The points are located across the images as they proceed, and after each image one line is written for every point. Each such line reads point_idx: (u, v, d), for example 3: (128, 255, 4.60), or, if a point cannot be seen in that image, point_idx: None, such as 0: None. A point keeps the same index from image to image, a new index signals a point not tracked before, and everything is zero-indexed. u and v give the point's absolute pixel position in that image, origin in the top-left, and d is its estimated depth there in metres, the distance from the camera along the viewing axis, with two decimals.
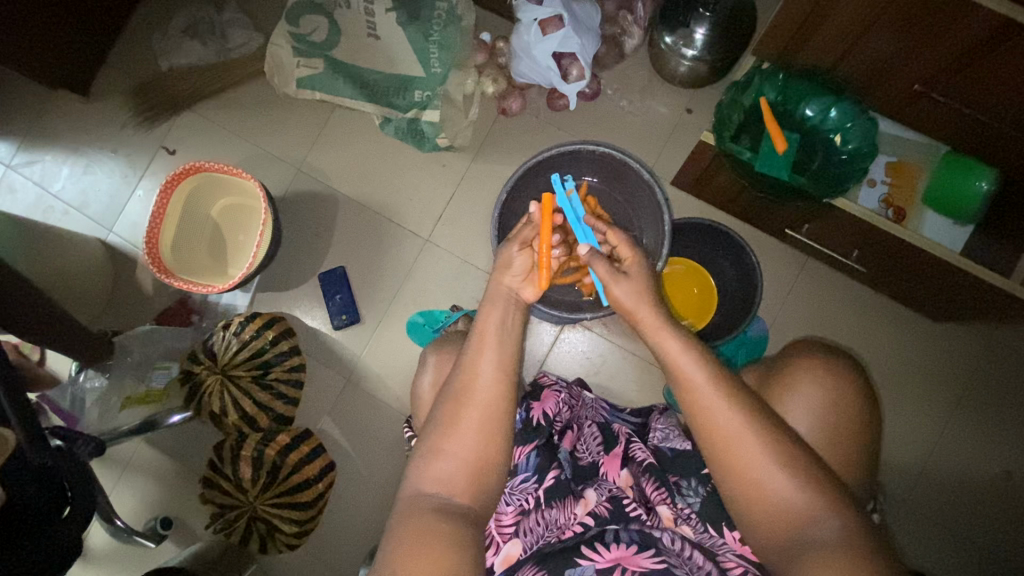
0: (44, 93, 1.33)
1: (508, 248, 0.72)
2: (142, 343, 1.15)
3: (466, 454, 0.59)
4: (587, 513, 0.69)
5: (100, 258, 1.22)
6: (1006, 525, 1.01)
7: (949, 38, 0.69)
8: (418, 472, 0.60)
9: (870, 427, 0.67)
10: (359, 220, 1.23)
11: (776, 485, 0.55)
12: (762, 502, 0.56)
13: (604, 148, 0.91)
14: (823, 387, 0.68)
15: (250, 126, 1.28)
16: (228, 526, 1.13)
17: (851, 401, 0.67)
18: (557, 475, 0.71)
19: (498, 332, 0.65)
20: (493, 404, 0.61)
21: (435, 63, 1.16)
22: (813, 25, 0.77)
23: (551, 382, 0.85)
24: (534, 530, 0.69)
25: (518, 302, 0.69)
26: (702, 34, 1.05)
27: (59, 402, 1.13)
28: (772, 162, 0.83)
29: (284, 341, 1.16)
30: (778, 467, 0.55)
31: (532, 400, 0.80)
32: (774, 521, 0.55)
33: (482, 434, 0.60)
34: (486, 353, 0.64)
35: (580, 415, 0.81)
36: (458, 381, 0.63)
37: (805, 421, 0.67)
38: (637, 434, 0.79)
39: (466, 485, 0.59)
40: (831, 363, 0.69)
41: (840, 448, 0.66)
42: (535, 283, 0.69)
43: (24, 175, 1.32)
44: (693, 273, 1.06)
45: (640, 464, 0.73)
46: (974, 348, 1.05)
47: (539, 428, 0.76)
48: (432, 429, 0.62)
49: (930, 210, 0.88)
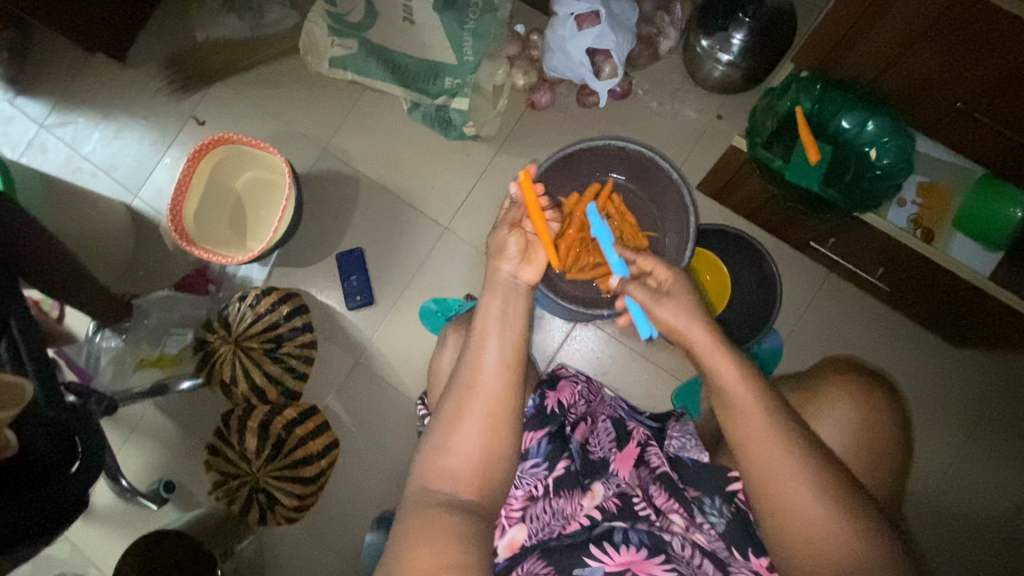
0: (83, 57, 1.36)
1: (499, 231, 0.70)
2: (161, 307, 1.16)
3: (473, 451, 0.60)
4: (595, 506, 0.69)
5: (124, 221, 1.24)
6: (1013, 561, 0.98)
7: (995, 57, 0.67)
8: (425, 467, 0.60)
9: (893, 445, 0.67)
10: (381, 203, 1.24)
11: (812, 512, 0.54)
12: (797, 534, 0.54)
13: (634, 145, 0.90)
14: (840, 402, 0.67)
15: (280, 103, 1.29)
16: (231, 494, 1.14)
17: (878, 417, 0.67)
18: (568, 465, 0.71)
19: (499, 322, 0.65)
20: (496, 396, 0.61)
21: (467, 51, 1.15)
22: (860, 34, 0.74)
23: (569, 374, 0.85)
24: (541, 516, 0.69)
25: (519, 292, 0.68)
26: (740, 40, 1.05)
27: (74, 357, 1.14)
28: (803, 173, 0.82)
29: (298, 317, 1.17)
30: (823, 506, 0.54)
31: (548, 388, 0.79)
32: (812, 552, 0.54)
33: (487, 428, 0.60)
34: (488, 343, 0.64)
35: (597, 410, 0.80)
36: (463, 373, 0.63)
37: (834, 433, 0.67)
38: (654, 438, 0.77)
39: (471, 480, 0.59)
40: (861, 381, 0.69)
41: (866, 467, 0.66)
42: (536, 261, 0.69)
43: (57, 136, 1.34)
44: (705, 260, 1.05)
45: (653, 470, 0.72)
46: (996, 380, 1.03)
47: (553, 416, 0.76)
48: (437, 425, 0.62)
49: (960, 234, 0.87)
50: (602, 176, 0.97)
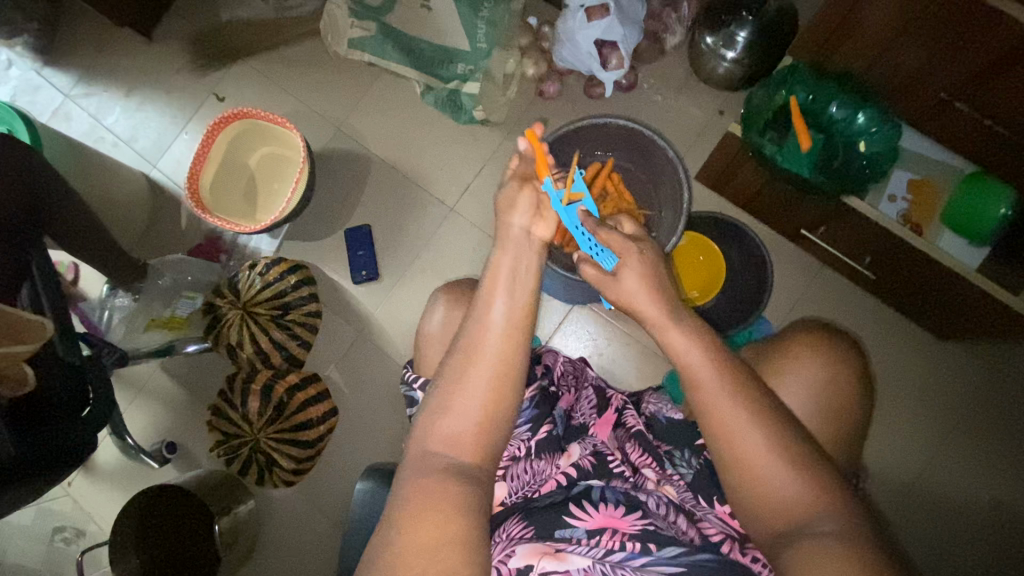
0: (111, 32, 1.41)
1: (511, 189, 0.74)
2: (173, 268, 1.21)
3: (474, 407, 0.61)
4: (571, 464, 0.71)
5: (142, 189, 1.29)
6: (988, 552, 1.01)
7: (971, 48, 0.71)
8: (426, 425, 0.61)
9: (860, 406, 0.73)
10: (390, 183, 1.28)
11: (766, 470, 0.58)
12: (757, 491, 0.58)
13: (634, 125, 0.94)
14: (811, 362, 0.73)
15: (299, 83, 1.34)
16: (230, 451, 1.17)
17: (847, 379, 0.73)
18: (550, 429, 0.74)
19: (508, 279, 0.67)
20: (501, 355, 0.63)
21: (481, 39, 1.19)
22: (849, 27, 0.79)
23: (552, 347, 0.89)
24: (521, 477, 0.71)
25: (530, 248, 0.70)
26: (744, 38, 1.09)
27: (90, 315, 1.19)
28: (793, 158, 0.88)
29: (305, 287, 1.20)
30: (781, 463, 0.57)
31: (534, 358, 0.83)
32: (770, 506, 0.58)
33: (492, 385, 0.61)
34: (496, 300, 0.66)
35: (582, 379, 0.84)
36: (470, 330, 0.65)
37: (806, 394, 0.73)
38: (632, 404, 0.82)
39: (471, 442, 0.60)
40: (833, 348, 0.74)
41: (830, 424, 0.72)
42: (547, 219, 0.72)
43: (81, 107, 1.39)
44: (695, 242, 1.08)
45: (628, 430, 0.77)
46: (978, 375, 1.06)
47: (538, 383, 0.79)
48: (440, 383, 0.63)
49: (948, 229, 0.90)
50: (604, 157, 1.01)
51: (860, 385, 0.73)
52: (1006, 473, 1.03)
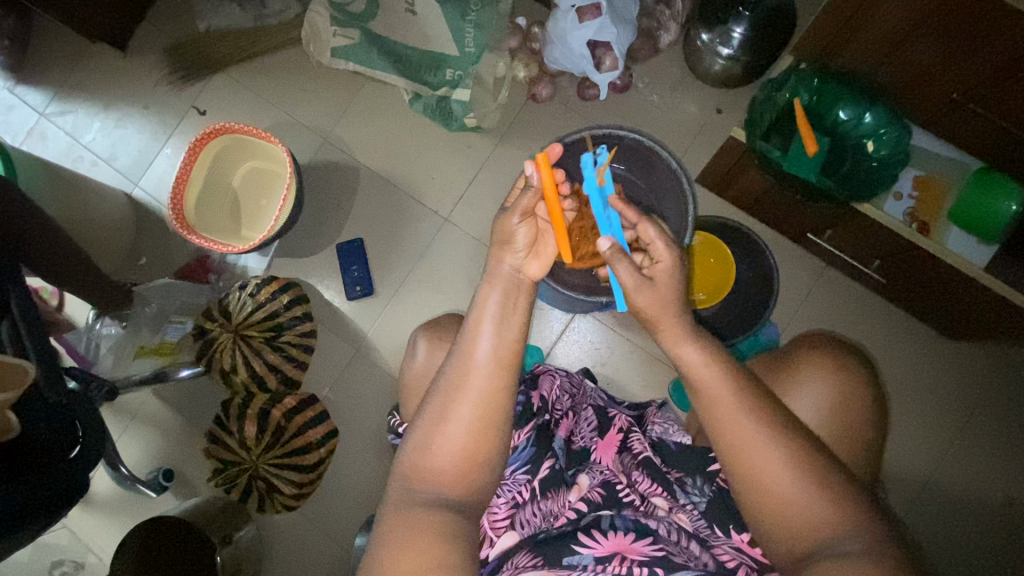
0: (83, 46, 1.35)
1: (508, 217, 0.64)
2: (161, 295, 1.17)
3: (454, 450, 0.58)
4: (580, 498, 0.68)
5: (125, 211, 1.24)
6: (1003, 550, 1.00)
7: (986, 46, 0.68)
8: (405, 466, 0.59)
9: (873, 419, 0.71)
10: (382, 194, 1.24)
11: (790, 493, 0.55)
12: (774, 518, 0.56)
13: (636, 136, 0.91)
14: (818, 375, 0.71)
15: (281, 94, 1.29)
16: (229, 482, 1.13)
17: (859, 391, 0.71)
18: (553, 464, 0.70)
19: (496, 317, 0.61)
20: (484, 398, 0.58)
21: (468, 43, 1.15)
22: (856, 25, 0.75)
23: (548, 368, 0.84)
24: (531, 521, 0.67)
25: (520, 285, 0.64)
26: (740, 34, 1.05)
27: (75, 345, 1.14)
28: (800, 164, 0.85)
29: (297, 306, 1.17)
30: (799, 484, 0.55)
31: (530, 386, 0.78)
32: (791, 534, 0.55)
33: (473, 430, 0.58)
34: (482, 335, 0.61)
35: (581, 403, 0.81)
36: (453, 366, 0.60)
37: (816, 409, 0.71)
38: (636, 425, 0.80)
39: (455, 480, 0.57)
40: (841, 360, 0.72)
41: (843, 439, 0.70)
42: (543, 257, 0.65)
43: (56, 125, 1.34)
44: (709, 243, 1.05)
45: (635, 456, 0.74)
46: (987, 371, 1.04)
47: (537, 412, 0.74)
48: (420, 422, 0.60)
49: (954, 226, 0.87)
50: None
51: (873, 396, 0.71)
52: (1019, 470, 1.02)
